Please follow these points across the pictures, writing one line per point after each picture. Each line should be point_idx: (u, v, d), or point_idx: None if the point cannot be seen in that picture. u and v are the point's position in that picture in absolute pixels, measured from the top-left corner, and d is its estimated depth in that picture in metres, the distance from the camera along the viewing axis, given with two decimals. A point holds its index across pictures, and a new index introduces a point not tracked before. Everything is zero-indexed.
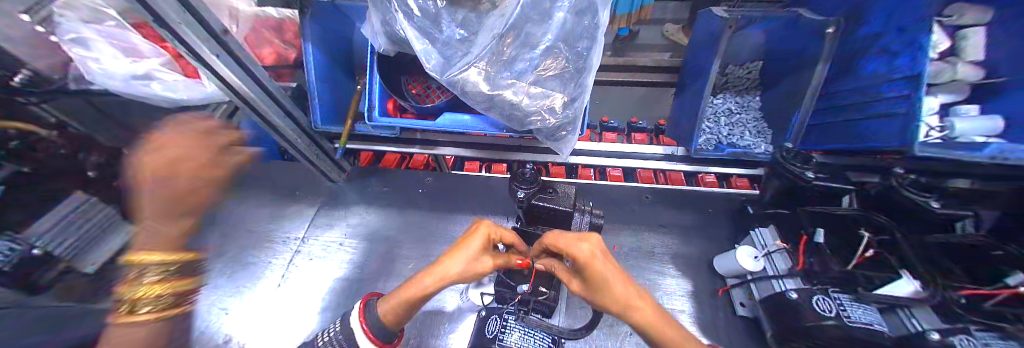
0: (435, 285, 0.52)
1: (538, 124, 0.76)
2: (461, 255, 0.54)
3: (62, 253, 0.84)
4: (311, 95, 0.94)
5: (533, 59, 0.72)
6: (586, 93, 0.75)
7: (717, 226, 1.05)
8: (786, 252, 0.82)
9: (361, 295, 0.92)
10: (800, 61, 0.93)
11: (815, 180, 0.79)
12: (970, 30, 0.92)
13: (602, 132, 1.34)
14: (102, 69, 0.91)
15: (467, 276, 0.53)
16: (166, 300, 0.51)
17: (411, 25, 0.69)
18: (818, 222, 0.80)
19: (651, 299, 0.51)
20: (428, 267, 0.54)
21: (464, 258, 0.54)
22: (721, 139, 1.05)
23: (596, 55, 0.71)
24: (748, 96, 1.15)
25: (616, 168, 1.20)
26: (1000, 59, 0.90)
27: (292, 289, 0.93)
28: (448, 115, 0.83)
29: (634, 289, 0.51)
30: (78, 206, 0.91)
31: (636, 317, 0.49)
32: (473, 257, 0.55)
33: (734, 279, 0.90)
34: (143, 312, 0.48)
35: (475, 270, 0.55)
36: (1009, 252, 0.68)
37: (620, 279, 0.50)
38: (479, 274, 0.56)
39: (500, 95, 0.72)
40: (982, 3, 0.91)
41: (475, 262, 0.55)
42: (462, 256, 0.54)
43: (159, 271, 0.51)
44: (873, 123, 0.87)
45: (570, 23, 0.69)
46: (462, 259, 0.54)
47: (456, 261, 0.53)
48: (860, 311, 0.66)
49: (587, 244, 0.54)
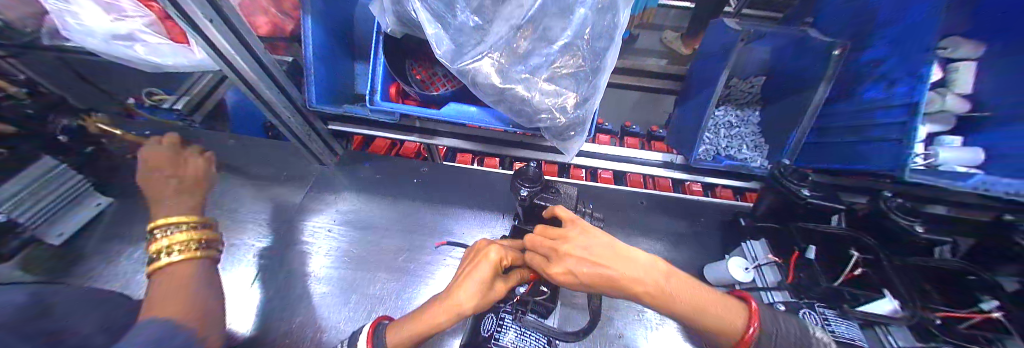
0: (449, 318, 0.53)
1: (547, 122, 0.75)
2: (470, 288, 0.53)
3: (26, 220, 0.78)
4: (307, 72, 0.88)
5: (549, 54, 0.71)
6: (598, 94, 0.74)
7: (707, 234, 1.07)
8: (775, 264, 0.83)
9: (349, 285, 0.89)
10: (803, 80, 0.95)
11: (811, 199, 0.80)
12: (960, 64, 0.95)
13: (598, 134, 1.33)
14: (80, 25, 0.84)
15: (480, 309, 0.54)
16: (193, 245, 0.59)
17: (425, 7, 0.66)
18: (812, 241, 0.82)
19: (645, 267, 0.53)
20: (441, 298, 0.55)
21: (475, 289, 0.53)
22: (719, 151, 1.07)
23: (612, 55, 0.71)
24: (748, 110, 1.17)
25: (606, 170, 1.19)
26: (986, 93, 0.93)
27: (275, 275, 0.89)
28: (453, 106, 0.79)
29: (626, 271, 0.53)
30: (47, 172, 0.83)
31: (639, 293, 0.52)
32: (486, 290, 0.54)
33: (722, 288, 0.92)
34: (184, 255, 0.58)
35: (488, 298, 0.55)
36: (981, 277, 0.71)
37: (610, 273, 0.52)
38: (493, 298, 0.57)
39: (512, 89, 0.71)
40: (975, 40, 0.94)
41: (488, 293, 0.55)
42: (473, 288, 0.53)
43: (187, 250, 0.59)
44: (866, 146, 0.90)
45: (591, 20, 0.69)
46: (477, 293, 0.53)
47: (468, 295, 0.53)
48: (844, 327, 0.70)
49: (559, 263, 0.55)
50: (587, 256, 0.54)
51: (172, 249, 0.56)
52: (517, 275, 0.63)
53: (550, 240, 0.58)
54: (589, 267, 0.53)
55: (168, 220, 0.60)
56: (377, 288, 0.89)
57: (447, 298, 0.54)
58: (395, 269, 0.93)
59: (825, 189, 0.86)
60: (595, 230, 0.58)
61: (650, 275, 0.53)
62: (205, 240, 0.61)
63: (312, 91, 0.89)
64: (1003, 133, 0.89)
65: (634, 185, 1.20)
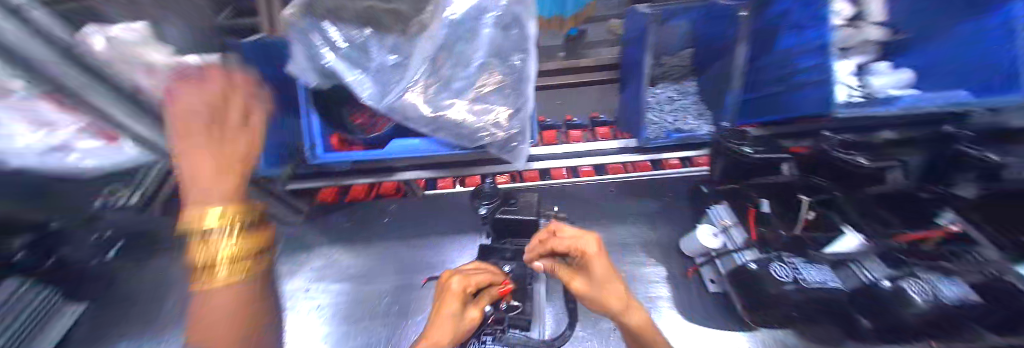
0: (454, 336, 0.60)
1: (487, 138, 0.78)
2: (446, 323, 0.60)
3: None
4: None
5: (469, 76, 0.75)
6: (528, 103, 0.76)
7: (678, 209, 1.05)
8: (741, 226, 0.85)
9: (361, 322, 0.89)
10: (723, 45, 0.99)
11: (754, 155, 0.83)
12: None
13: (568, 132, 1.26)
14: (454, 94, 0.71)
15: (458, 337, 0.61)
16: (244, 261, 0.45)
17: (339, 58, 0.68)
18: (765, 194, 0.86)
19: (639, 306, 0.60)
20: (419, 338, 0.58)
21: (448, 323, 0.59)
22: (667, 126, 1.08)
23: (531, 65, 0.72)
24: (685, 82, 1.19)
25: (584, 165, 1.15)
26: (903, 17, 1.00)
27: None
28: (397, 143, 0.86)
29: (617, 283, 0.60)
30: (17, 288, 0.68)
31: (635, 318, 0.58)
32: (459, 317, 0.62)
33: (700, 257, 0.91)
34: (222, 274, 0.42)
35: (466, 321, 0.64)
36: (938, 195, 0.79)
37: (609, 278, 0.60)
38: (468, 322, 0.64)
39: (443, 116, 0.74)
40: None
41: (463, 317, 0.63)
42: (447, 323, 0.59)
43: (226, 227, 0.42)
44: (798, 93, 0.93)
45: (498, 37, 0.72)
46: (451, 322, 0.60)
47: (445, 330, 0.58)
48: (815, 271, 0.72)
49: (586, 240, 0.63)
50: (579, 247, 0.63)
51: (220, 264, 0.42)
52: (489, 294, 0.72)
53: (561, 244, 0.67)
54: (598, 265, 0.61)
55: (212, 214, 0.42)
56: (371, 336, 0.87)
57: (429, 330, 0.59)
58: (383, 317, 0.90)
59: (765, 141, 0.91)
60: (585, 240, 0.63)
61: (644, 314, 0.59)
62: (260, 255, 0.48)
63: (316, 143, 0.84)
64: None
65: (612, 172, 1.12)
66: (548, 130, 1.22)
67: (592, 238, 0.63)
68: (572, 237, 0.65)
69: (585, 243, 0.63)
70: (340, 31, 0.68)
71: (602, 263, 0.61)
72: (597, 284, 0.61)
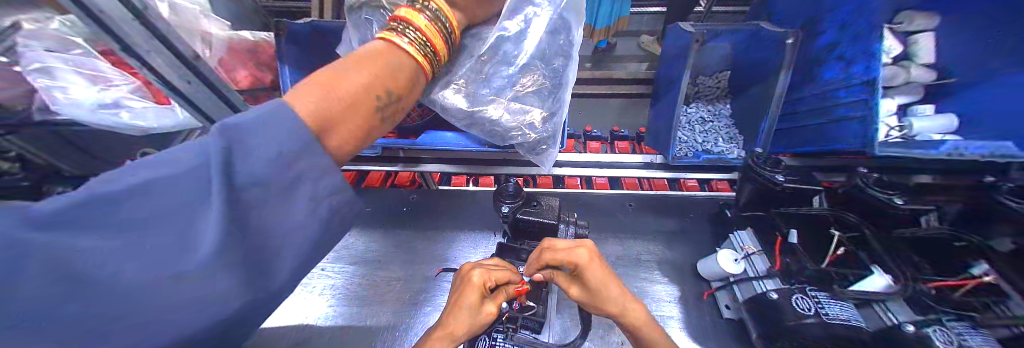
0: (468, 330, 0.61)
1: (518, 138, 0.77)
2: (464, 315, 0.62)
3: None
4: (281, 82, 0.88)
5: (510, 76, 0.74)
6: (564, 107, 0.79)
7: (697, 230, 1.05)
8: (762, 254, 0.84)
9: (372, 305, 0.91)
10: (762, 71, 0.99)
11: (784, 183, 0.83)
12: (919, 35, 0.99)
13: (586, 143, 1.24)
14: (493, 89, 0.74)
15: (472, 331, 0.62)
16: (424, 47, 0.48)
17: None
18: (793, 225, 0.85)
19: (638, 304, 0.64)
20: (441, 323, 0.61)
21: (464, 316, 0.61)
22: (695, 146, 1.07)
23: (572, 71, 0.76)
24: (719, 104, 1.18)
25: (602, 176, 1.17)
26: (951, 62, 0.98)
27: (290, 310, 0.90)
28: (431, 134, 0.86)
29: (616, 285, 0.64)
30: None
31: (634, 316, 0.63)
32: (476, 312, 0.63)
33: (718, 281, 0.90)
34: (402, 43, 0.46)
35: (481, 316, 0.63)
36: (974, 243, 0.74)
37: (610, 282, 0.63)
38: (484, 318, 0.64)
39: (481, 111, 0.73)
40: (929, 11, 0.99)
41: (479, 315, 0.63)
42: (462, 315, 0.61)
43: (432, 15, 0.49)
44: (834, 127, 0.92)
45: (545, 42, 0.74)
46: (468, 315, 0.62)
47: (464, 323, 0.61)
48: (837, 307, 0.70)
49: (583, 250, 0.65)
50: (580, 260, 0.64)
51: (405, 32, 0.46)
52: (506, 290, 0.69)
53: (559, 257, 0.65)
54: (596, 273, 0.63)
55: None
56: (381, 321, 0.88)
57: (447, 321, 0.61)
58: (395, 303, 0.92)
59: (796, 171, 0.90)
60: (582, 253, 0.64)
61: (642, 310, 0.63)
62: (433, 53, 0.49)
63: None
64: (979, 99, 0.94)
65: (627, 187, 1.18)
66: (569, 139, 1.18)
67: (588, 246, 0.65)
68: (565, 251, 0.64)
69: (578, 254, 0.64)
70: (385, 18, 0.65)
71: (597, 265, 0.63)
72: (599, 293, 0.63)
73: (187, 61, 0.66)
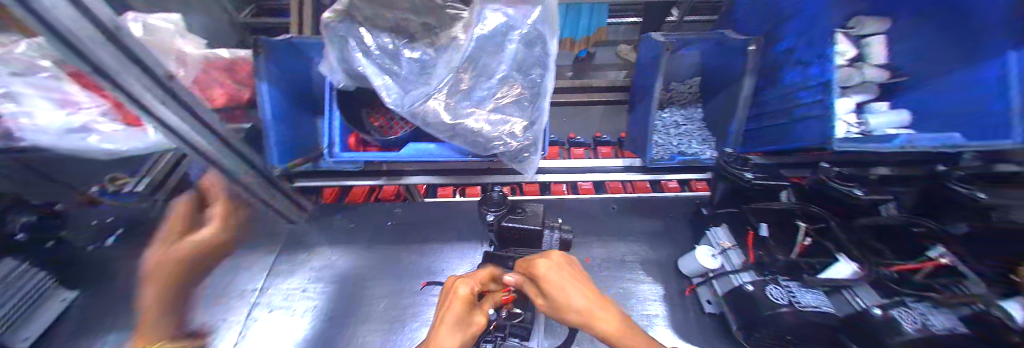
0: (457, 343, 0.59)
1: (501, 148, 0.79)
2: (449, 330, 0.60)
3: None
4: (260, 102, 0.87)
5: (491, 87, 0.77)
6: (543, 115, 0.79)
7: (678, 230, 1.08)
8: (739, 250, 0.88)
9: (355, 325, 0.90)
10: (729, 76, 1.05)
11: (753, 180, 0.87)
12: (871, 39, 1.10)
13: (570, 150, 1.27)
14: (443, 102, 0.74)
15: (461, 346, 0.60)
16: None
17: (372, 63, 0.72)
18: (764, 219, 0.89)
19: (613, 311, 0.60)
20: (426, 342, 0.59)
21: (451, 330, 0.59)
22: (671, 148, 1.12)
23: (549, 80, 0.76)
24: (691, 108, 1.23)
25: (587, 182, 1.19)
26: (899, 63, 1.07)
27: (265, 338, 0.87)
28: (412, 145, 0.86)
29: (585, 294, 0.61)
30: (17, 268, 0.74)
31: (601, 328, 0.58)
32: (463, 325, 0.62)
33: (699, 278, 0.93)
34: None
35: (468, 328, 0.62)
36: (929, 228, 0.78)
37: (573, 289, 0.61)
38: (471, 328, 0.63)
39: (462, 123, 0.76)
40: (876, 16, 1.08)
41: (467, 327, 0.62)
42: (449, 330, 0.59)
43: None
44: (797, 126, 0.97)
45: (521, 53, 0.76)
46: (454, 329, 0.60)
47: (451, 338, 0.58)
48: (808, 295, 0.73)
49: (546, 260, 0.65)
50: (545, 270, 0.63)
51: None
52: (491, 299, 0.71)
53: (527, 267, 0.68)
54: (560, 279, 0.62)
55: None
56: (365, 341, 0.87)
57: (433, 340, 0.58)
58: (379, 321, 0.90)
59: (769, 172, 0.93)
60: (543, 264, 0.64)
61: (614, 316, 0.59)
62: None
63: (337, 142, 0.85)
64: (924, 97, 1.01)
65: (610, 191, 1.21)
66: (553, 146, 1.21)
67: (557, 255, 0.67)
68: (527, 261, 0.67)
69: (539, 264, 0.64)
70: (371, 37, 0.71)
71: (554, 272, 0.63)
72: (560, 301, 0.60)
73: (161, 83, 0.65)
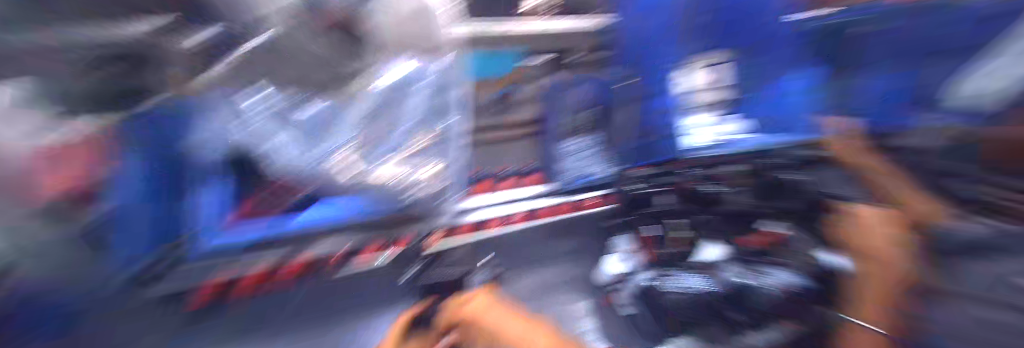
0: None
1: (417, 192, 0.90)
2: None
3: None
4: None
5: (402, 136, 0.92)
6: (453, 155, 0.97)
7: (590, 246, 1.22)
8: (638, 252, 1.11)
9: None
10: None
11: (633, 191, 1.17)
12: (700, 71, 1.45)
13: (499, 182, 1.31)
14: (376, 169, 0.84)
15: None
16: None
17: (260, 124, 0.69)
18: (644, 219, 1.15)
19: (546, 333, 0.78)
20: None
21: None
22: (575, 171, 1.32)
23: (455, 127, 0.97)
24: (585, 137, 1.48)
25: (522, 211, 1.14)
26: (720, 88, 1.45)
27: None
28: (313, 209, 0.75)
29: (516, 325, 0.77)
30: None
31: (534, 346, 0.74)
32: None
33: (615, 285, 1.06)
34: None
35: None
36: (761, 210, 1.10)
37: (506, 321, 0.77)
38: None
39: (373, 174, 0.83)
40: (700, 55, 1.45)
41: None
42: None
43: None
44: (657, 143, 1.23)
45: (427, 107, 0.96)
46: None
47: None
48: (690, 278, 0.96)
49: (475, 301, 0.79)
50: (473, 312, 0.76)
51: None
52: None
53: (454, 309, 0.77)
54: (489, 318, 0.76)
55: None
56: None
57: None
58: None
59: (648, 179, 1.21)
60: (473, 305, 0.78)
61: (545, 338, 0.76)
62: None
63: (199, 212, 0.61)
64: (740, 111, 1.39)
65: (543, 216, 1.18)
66: (483, 181, 1.25)
67: (482, 293, 0.82)
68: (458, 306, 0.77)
69: (470, 304, 0.78)
70: (258, 102, 0.71)
71: (486, 310, 0.78)
72: (497, 334, 0.74)
73: None
